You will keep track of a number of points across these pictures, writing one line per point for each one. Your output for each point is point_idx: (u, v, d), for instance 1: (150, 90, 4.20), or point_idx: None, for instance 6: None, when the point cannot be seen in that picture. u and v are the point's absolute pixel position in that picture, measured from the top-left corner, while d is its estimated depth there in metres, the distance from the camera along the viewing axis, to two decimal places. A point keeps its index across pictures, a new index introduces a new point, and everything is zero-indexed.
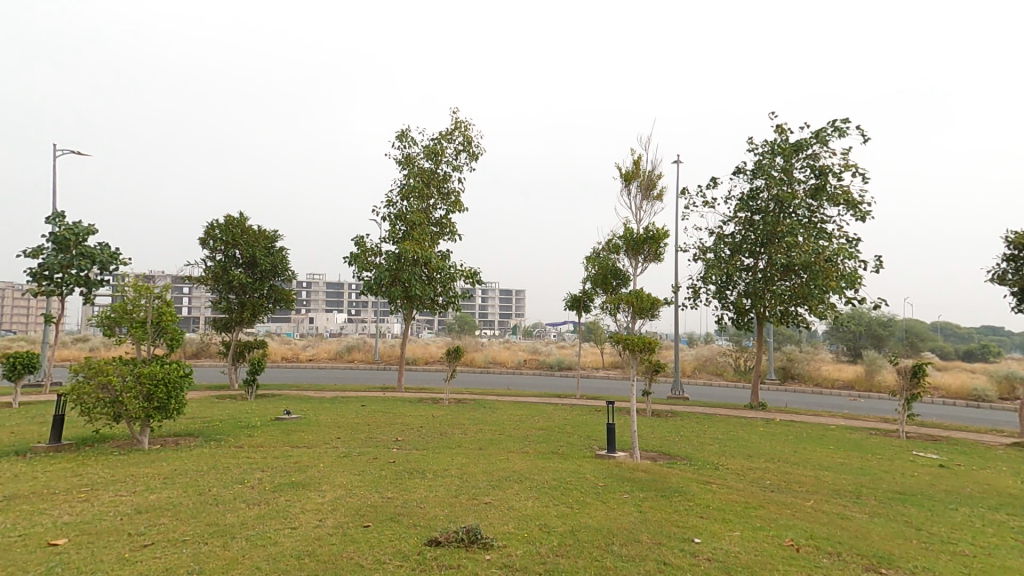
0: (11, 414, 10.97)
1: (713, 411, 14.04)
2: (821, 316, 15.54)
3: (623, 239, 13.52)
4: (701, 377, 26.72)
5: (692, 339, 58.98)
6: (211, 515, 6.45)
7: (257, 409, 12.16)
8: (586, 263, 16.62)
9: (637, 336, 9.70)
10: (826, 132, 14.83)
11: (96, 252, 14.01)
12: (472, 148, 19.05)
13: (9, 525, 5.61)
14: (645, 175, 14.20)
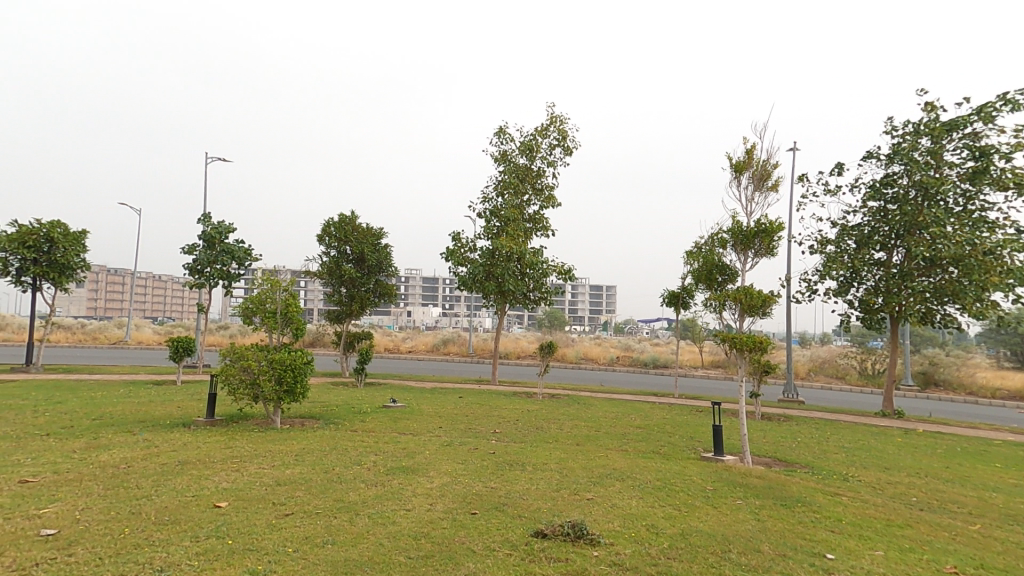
0: (174, 391, 12.79)
1: (837, 417, 12.88)
2: (976, 316, 13.69)
3: (731, 232, 12.82)
4: (817, 380, 24.63)
5: (808, 340, 54.54)
6: (337, 492, 7.08)
7: (367, 396, 13.12)
8: (688, 257, 15.99)
9: (746, 334, 9.17)
10: (991, 107, 12.99)
11: (235, 249, 15.78)
12: (567, 142, 18.98)
13: (185, 486, 6.60)
14: (758, 165, 13.37)
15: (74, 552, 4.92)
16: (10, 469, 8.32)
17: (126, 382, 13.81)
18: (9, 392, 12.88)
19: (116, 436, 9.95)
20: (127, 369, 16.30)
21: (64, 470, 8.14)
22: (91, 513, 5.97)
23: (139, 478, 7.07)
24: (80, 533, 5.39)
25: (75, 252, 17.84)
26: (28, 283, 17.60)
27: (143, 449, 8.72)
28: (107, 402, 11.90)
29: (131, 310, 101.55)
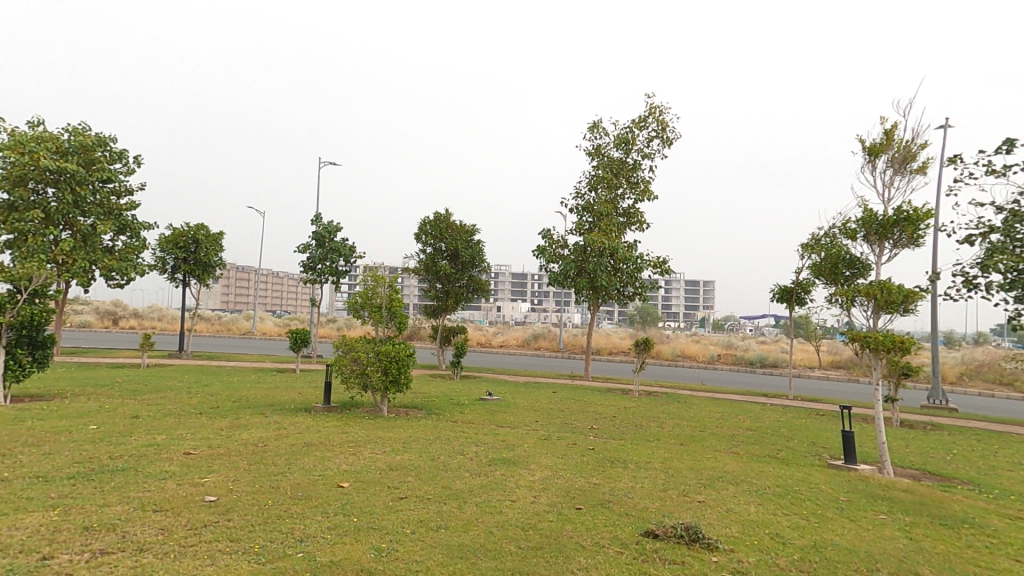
0: (294, 378, 14.02)
1: (1004, 430, 11.09)
2: None
3: (863, 222, 11.56)
4: (973, 387, 21.36)
5: (950, 341, 47.95)
6: (445, 480, 7.39)
7: (464, 389, 13.47)
8: (806, 250, 14.70)
9: (886, 334, 8.23)
10: None
11: (341, 247, 16.90)
12: (665, 133, 18.27)
13: (311, 463, 7.48)
14: (900, 147, 11.95)
15: (231, 518, 6.18)
16: (175, 442, 10.03)
17: (257, 368, 15.40)
18: (166, 375, 14.89)
19: (251, 417, 11.13)
20: (257, 357, 18.18)
21: (216, 444, 9.77)
22: (240, 484, 7.66)
23: (274, 456, 8.48)
24: (233, 502, 7.00)
25: (215, 252, 20.02)
26: (180, 279, 20.18)
27: (275, 430, 10.10)
28: (242, 386, 13.32)
29: (254, 305, 113.54)
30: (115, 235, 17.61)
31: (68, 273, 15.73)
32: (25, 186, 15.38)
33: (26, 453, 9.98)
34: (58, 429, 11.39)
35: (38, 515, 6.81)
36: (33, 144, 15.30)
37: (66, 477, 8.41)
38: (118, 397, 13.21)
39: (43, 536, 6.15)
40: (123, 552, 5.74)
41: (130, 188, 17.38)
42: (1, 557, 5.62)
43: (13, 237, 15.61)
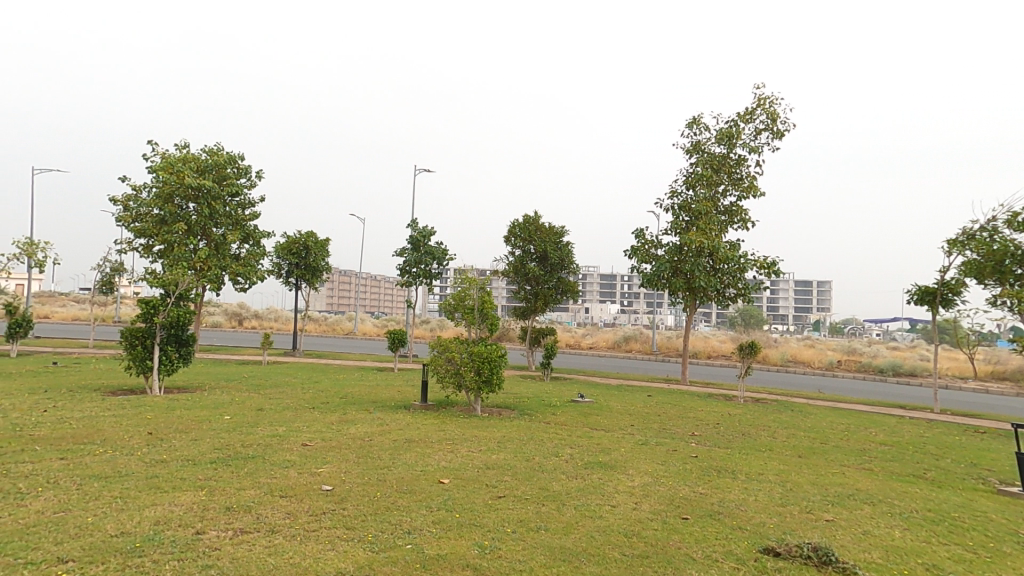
0: (393, 376, 14.70)
1: None
2: None
3: None
4: None
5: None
6: (542, 481, 7.34)
7: (555, 390, 13.32)
8: (960, 246, 12.82)
9: None
10: None
11: (435, 250, 17.52)
12: (776, 125, 16.99)
13: (414, 460, 8.58)
14: None
15: (346, 507, 6.89)
16: (293, 434, 10.88)
17: (360, 366, 16.35)
18: (284, 371, 16.29)
19: (358, 412, 11.81)
20: (359, 356, 19.33)
21: (329, 437, 10.47)
22: (351, 476, 8.25)
23: (381, 450, 9.31)
24: (347, 493, 7.54)
25: (322, 257, 21.62)
26: (293, 283, 22.00)
27: (379, 426, 10.72)
28: (348, 383, 14.21)
29: (357, 307, 121.85)
30: (241, 243, 19.59)
31: (204, 279, 17.72)
32: (172, 202, 17.62)
33: (176, 438, 11.37)
34: (200, 418, 12.88)
35: (190, 494, 7.67)
36: (179, 165, 17.49)
37: (209, 461, 9.45)
38: (245, 391, 14.65)
39: (195, 512, 6.92)
40: (258, 532, 6.29)
41: (254, 200, 19.25)
42: (165, 529, 6.38)
43: (163, 247, 17.92)
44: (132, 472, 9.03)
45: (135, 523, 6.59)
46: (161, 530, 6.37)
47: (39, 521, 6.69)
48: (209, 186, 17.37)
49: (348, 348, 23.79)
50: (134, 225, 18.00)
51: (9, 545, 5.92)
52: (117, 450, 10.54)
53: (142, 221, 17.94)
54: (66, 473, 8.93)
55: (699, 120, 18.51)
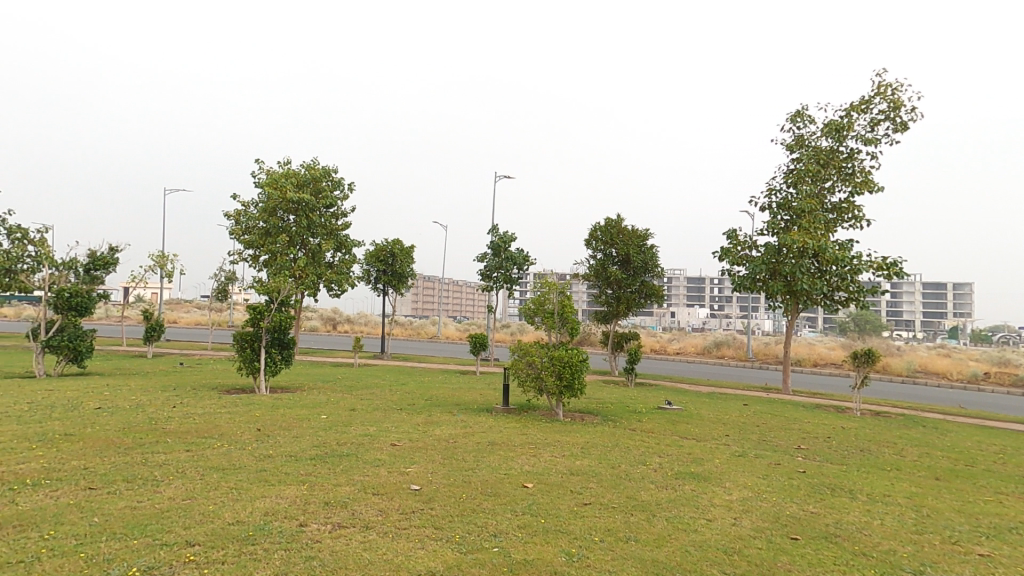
0: (476, 379, 14.86)
1: None
2: None
3: None
4: None
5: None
6: (629, 490, 6.96)
7: (641, 396, 12.74)
8: None
9: None
10: None
11: (515, 256, 17.61)
12: (897, 114, 15.29)
13: (498, 464, 8.50)
14: None
15: (433, 507, 6.98)
16: (383, 434, 11.30)
17: (444, 369, 16.74)
18: (373, 373, 17.08)
19: (442, 414, 12.05)
20: (443, 359, 19.85)
21: (416, 438, 10.74)
22: (437, 476, 8.37)
23: (465, 453, 9.38)
24: (433, 493, 7.64)
25: (408, 264, 22.53)
26: (381, 289, 23.10)
27: (463, 428, 10.88)
28: (433, 386, 14.57)
29: (441, 312, 126.19)
30: (335, 252, 20.92)
31: (303, 286, 19.11)
32: (275, 215, 19.21)
33: (281, 434, 12.25)
34: (301, 416, 13.81)
35: (293, 488, 8.16)
36: (283, 180, 19.04)
37: (309, 458, 10.04)
38: (339, 392, 15.51)
39: (298, 505, 7.33)
40: (354, 527, 6.51)
41: (346, 211, 20.49)
42: (274, 519, 6.81)
43: (268, 257, 19.57)
44: (244, 465, 9.81)
45: (248, 512, 7.10)
46: (270, 520, 6.80)
47: (170, 507, 7.41)
48: (307, 199, 18.76)
49: (432, 351, 24.53)
50: (244, 236, 19.82)
51: (147, 528, 6.60)
52: (232, 444, 11.54)
53: (251, 233, 19.71)
54: (191, 463, 9.89)
55: (802, 112, 17.14)
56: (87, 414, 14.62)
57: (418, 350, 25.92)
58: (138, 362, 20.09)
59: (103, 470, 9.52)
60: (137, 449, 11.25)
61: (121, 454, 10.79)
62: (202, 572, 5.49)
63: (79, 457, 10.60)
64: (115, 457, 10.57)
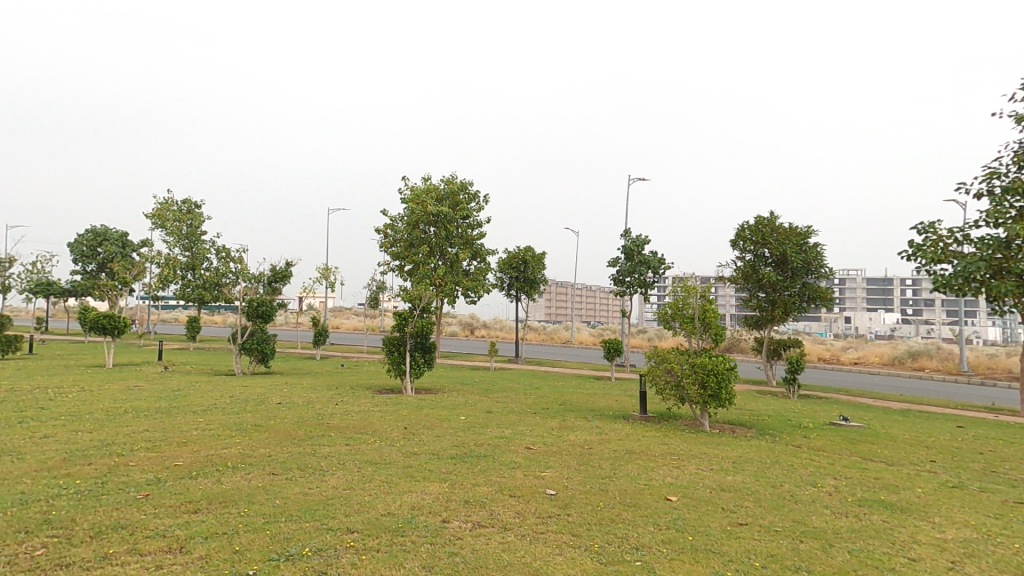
0: (612, 385, 14.44)
1: None
2: None
3: None
4: None
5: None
6: (797, 513, 6.10)
7: (807, 410, 11.29)
8: None
9: None
10: None
11: (650, 259, 16.91)
12: None
13: (637, 474, 8.08)
14: None
15: (570, 513, 6.82)
16: (518, 437, 11.46)
17: (578, 374, 16.59)
18: (508, 377, 17.52)
19: (577, 420, 11.91)
20: (577, 364, 19.69)
21: (550, 442, 10.71)
22: (573, 482, 8.20)
23: (601, 461, 9.11)
24: (570, 499, 7.49)
25: (539, 270, 22.90)
26: (514, 295, 23.77)
27: (599, 435, 10.61)
28: (566, 390, 14.47)
29: (574, 318, 126.10)
30: (470, 260, 22.02)
31: (443, 293, 20.39)
32: (418, 228, 20.78)
33: (424, 433, 13.09)
34: (442, 417, 14.64)
35: (437, 485, 8.59)
36: (424, 196, 20.55)
37: (450, 457, 10.55)
38: (477, 394, 16.16)
39: (441, 502, 7.69)
40: (493, 528, 6.61)
41: (480, 222, 21.46)
42: (420, 514, 7.21)
43: (411, 267, 21.21)
44: (393, 460, 10.64)
45: (397, 505, 7.62)
46: (417, 514, 7.22)
47: (334, 495, 8.26)
48: (445, 212, 20.03)
49: (567, 357, 24.45)
50: (391, 249, 21.70)
51: (316, 512, 7.41)
52: (383, 441, 12.61)
53: (397, 246, 21.53)
54: (350, 457, 10.99)
55: None
56: (271, 408, 17.12)
57: (555, 355, 26.09)
58: (309, 363, 23.12)
59: (282, 458, 11.00)
60: (308, 441, 12.83)
61: (296, 445, 12.38)
62: (362, 557, 5.97)
63: (265, 445, 12.40)
64: (292, 447, 12.17)
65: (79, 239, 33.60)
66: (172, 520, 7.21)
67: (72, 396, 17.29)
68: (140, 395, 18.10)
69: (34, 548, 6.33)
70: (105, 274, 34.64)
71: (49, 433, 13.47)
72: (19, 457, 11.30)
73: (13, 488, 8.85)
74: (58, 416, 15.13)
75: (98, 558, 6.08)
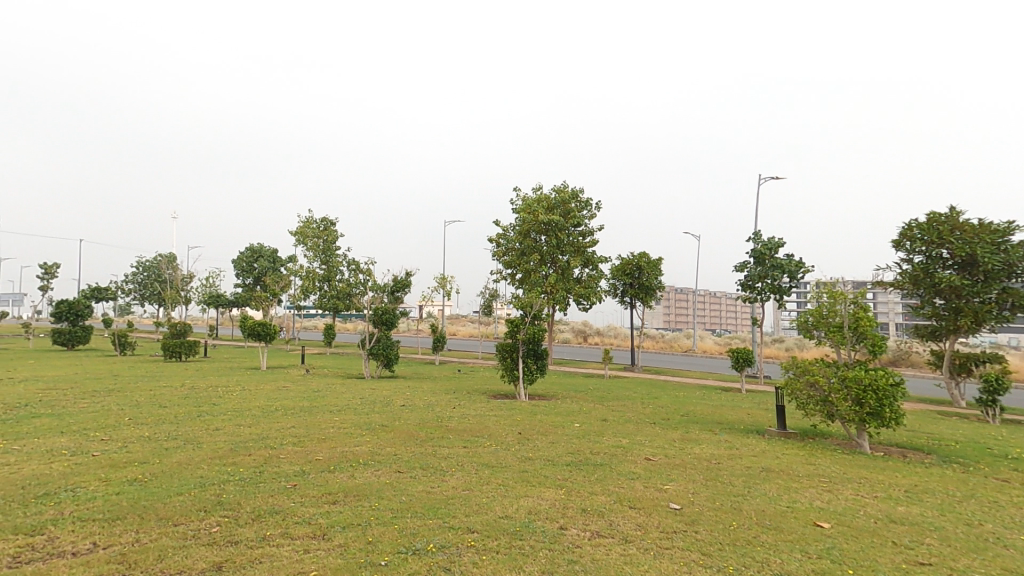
0: (743, 398, 13.52)
1: None
2: None
3: None
4: None
5: None
6: (1004, 560, 5.26)
7: (1010, 438, 9.68)
8: None
9: None
10: None
11: (784, 263, 15.67)
12: None
13: (776, 495, 7.48)
14: None
15: (698, 531, 6.51)
16: (636, 447, 11.18)
17: (701, 385, 15.76)
18: (624, 385, 17.16)
19: (702, 433, 11.35)
20: (700, 374, 18.76)
21: (672, 454, 10.31)
22: (700, 498, 7.82)
23: (731, 477, 8.62)
24: (697, 515, 7.15)
25: (656, 275, 22.23)
26: (629, 301, 23.31)
27: (728, 449, 10.01)
28: (689, 401, 13.83)
29: (686, 323, 120.26)
30: (583, 267, 22.02)
31: (554, 300, 20.60)
32: (529, 237, 21.17)
33: (539, 439, 13.28)
34: (556, 423, 14.74)
35: (552, 491, 8.65)
36: (535, 205, 20.91)
37: (565, 464, 10.58)
38: (591, 402, 16.05)
39: (557, 509, 7.72)
40: (613, 539, 6.52)
41: (592, 229, 21.36)
42: (538, 519, 7.30)
43: (523, 275, 21.67)
44: (508, 464, 10.92)
45: (515, 509, 7.79)
46: (533, 519, 7.33)
47: (453, 495, 8.66)
48: (557, 221, 20.22)
49: (692, 366, 23.37)
50: (503, 257, 22.34)
51: (438, 511, 7.84)
52: (498, 445, 12.97)
53: (510, 254, 22.13)
54: (468, 459, 11.46)
55: None
56: (396, 410, 18.45)
57: (677, 364, 25.08)
58: (428, 368, 24.54)
59: (407, 458, 11.81)
60: (429, 442, 13.63)
61: (418, 445, 13.21)
62: (483, 557, 6.19)
63: (391, 444, 13.38)
64: (414, 447, 13.01)
65: (240, 257, 38.93)
66: (315, 509, 8.07)
67: (235, 394, 20.06)
68: (288, 394, 20.50)
69: (211, 526, 7.44)
70: (259, 287, 39.80)
71: (219, 426, 15.74)
72: (198, 446, 13.34)
73: (195, 472, 10.49)
74: (225, 411, 17.63)
75: (258, 539, 6.95)
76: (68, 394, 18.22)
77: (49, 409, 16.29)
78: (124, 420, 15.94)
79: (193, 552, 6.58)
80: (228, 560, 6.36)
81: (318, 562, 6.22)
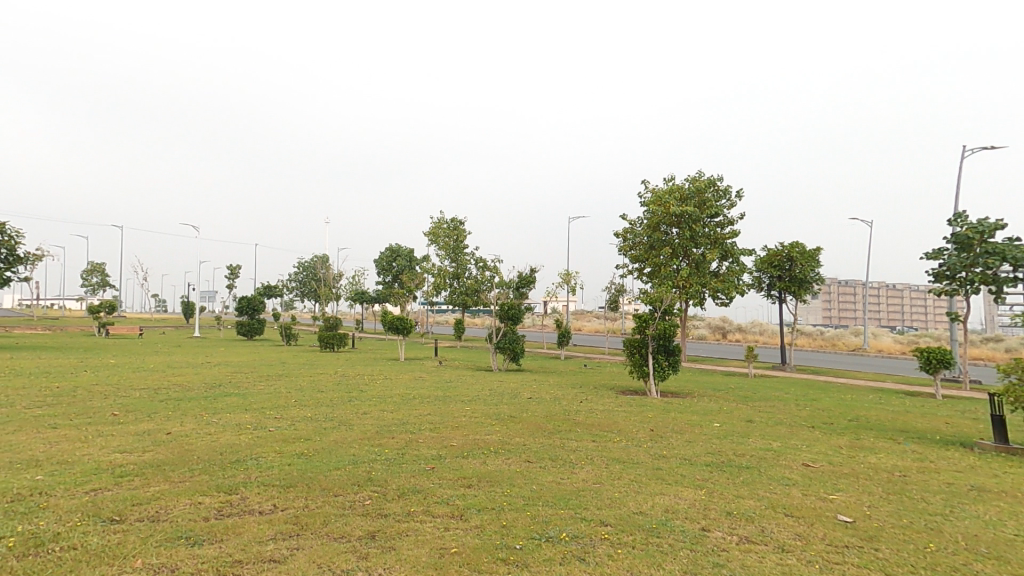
0: (940, 405, 11.85)
1: None
2: None
3: None
4: None
5: None
6: None
7: None
8: None
9: None
10: None
11: (1003, 249, 13.49)
12: None
13: (995, 520, 6.54)
14: None
15: (879, 549, 5.93)
16: (791, 451, 10.39)
17: (875, 389, 14.10)
18: (775, 385, 15.99)
19: (877, 441, 10.22)
20: (871, 377, 16.81)
21: (837, 462, 9.46)
22: (879, 513, 7.07)
23: (924, 492, 7.70)
24: (876, 531, 6.49)
25: (811, 267, 20.36)
26: (777, 295, 21.63)
27: (917, 462, 8.90)
28: (858, 406, 12.51)
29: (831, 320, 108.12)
30: (721, 260, 20.93)
31: (688, 296, 19.83)
32: (659, 230, 20.58)
33: (673, 437, 12.90)
34: (692, 422, 14.18)
35: (690, 491, 8.37)
36: (667, 197, 20.25)
37: (704, 463, 10.16)
38: (734, 402, 15.24)
39: (697, 510, 7.44)
40: (766, 546, 6.15)
41: (731, 219, 20.18)
42: (676, 518, 7.10)
43: (653, 269, 21.14)
44: (641, 461, 10.74)
45: (650, 506, 7.66)
46: (672, 518, 7.13)
47: (584, 487, 8.74)
48: (691, 212, 19.46)
49: (859, 367, 20.95)
50: (630, 252, 21.97)
51: (570, 501, 7.96)
52: (629, 441, 12.81)
53: (638, 249, 21.70)
54: (597, 453, 11.47)
55: None
56: (524, 402, 19.03)
57: (837, 364, 22.61)
58: (554, 362, 24.91)
59: (536, 448, 12.14)
60: (557, 434, 13.89)
61: (547, 437, 13.50)
62: (618, 550, 6.19)
63: (518, 435, 13.84)
64: (543, 438, 13.30)
65: (381, 258, 42.56)
66: (452, 491, 8.60)
67: (378, 382, 22.08)
68: (425, 384, 22.08)
69: (364, 499, 8.26)
70: (397, 284, 43.19)
71: (368, 410, 17.42)
72: (349, 427, 14.89)
73: (348, 450, 11.70)
74: (371, 397, 19.47)
75: (405, 514, 7.57)
76: (248, 376, 21.39)
77: (235, 389, 19.20)
78: (292, 401, 18.26)
79: (351, 520, 7.30)
80: (382, 530, 7.00)
81: (458, 540, 6.58)
